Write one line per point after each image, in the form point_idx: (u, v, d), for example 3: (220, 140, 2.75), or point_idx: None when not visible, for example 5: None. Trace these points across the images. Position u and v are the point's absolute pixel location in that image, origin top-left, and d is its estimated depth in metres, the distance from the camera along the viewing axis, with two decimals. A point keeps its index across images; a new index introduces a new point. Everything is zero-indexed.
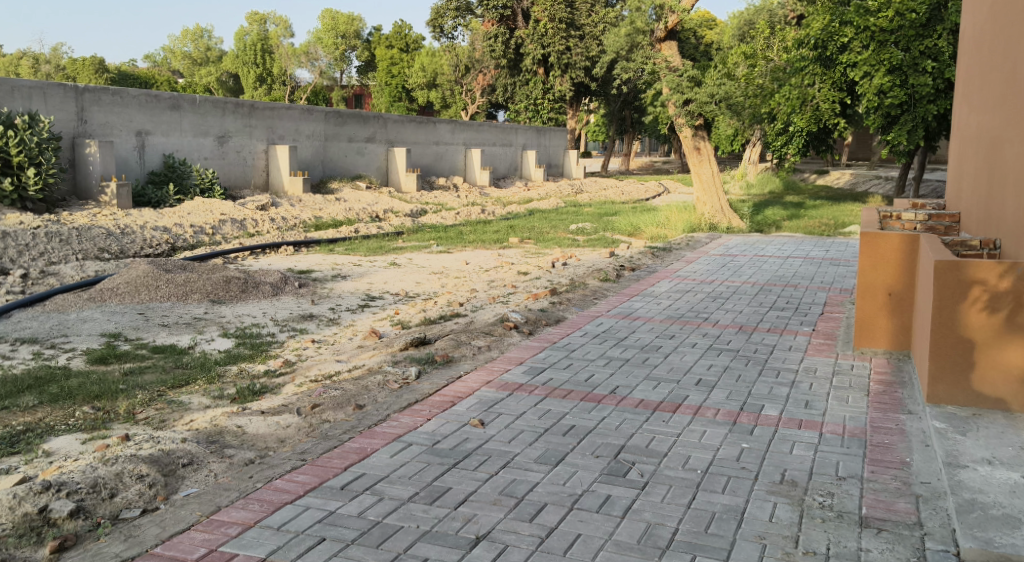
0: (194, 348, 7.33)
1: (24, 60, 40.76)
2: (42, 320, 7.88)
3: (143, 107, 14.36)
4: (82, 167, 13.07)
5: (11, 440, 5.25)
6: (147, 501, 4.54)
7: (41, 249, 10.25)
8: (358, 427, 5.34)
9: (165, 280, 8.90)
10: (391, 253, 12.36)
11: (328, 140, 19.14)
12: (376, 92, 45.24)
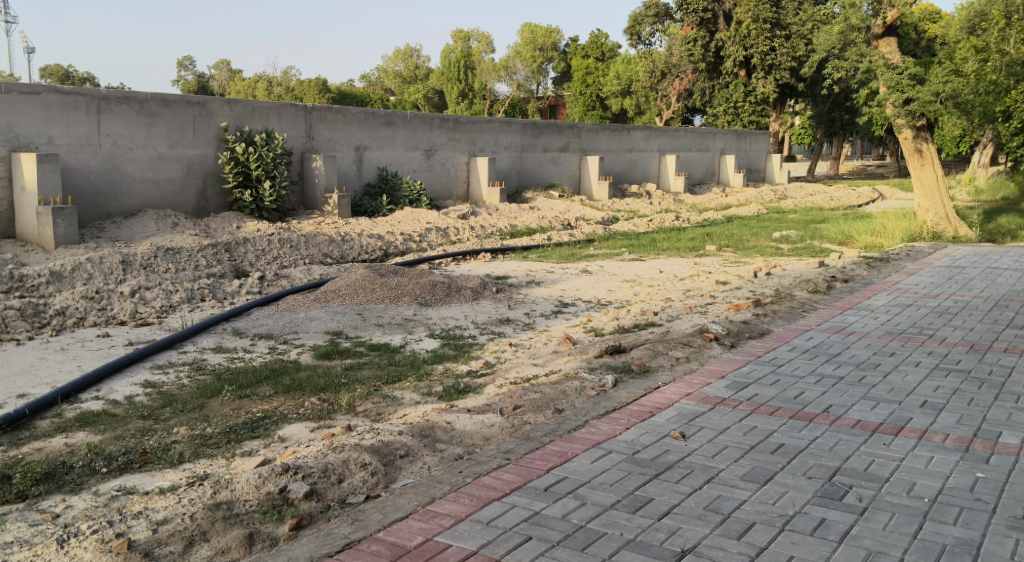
0: (404, 347, 7.75)
1: (258, 83, 44.54)
2: (276, 318, 8.60)
3: (362, 123, 15.31)
4: (309, 180, 14.11)
5: (252, 426, 5.78)
6: (370, 488, 4.85)
7: (275, 254, 11.20)
8: (559, 431, 5.44)
9: (380, 284, 9.47)
10: (583, 260, 12.46)
11: (525, 150, 19.55)
12: (572, 102, 45.67)
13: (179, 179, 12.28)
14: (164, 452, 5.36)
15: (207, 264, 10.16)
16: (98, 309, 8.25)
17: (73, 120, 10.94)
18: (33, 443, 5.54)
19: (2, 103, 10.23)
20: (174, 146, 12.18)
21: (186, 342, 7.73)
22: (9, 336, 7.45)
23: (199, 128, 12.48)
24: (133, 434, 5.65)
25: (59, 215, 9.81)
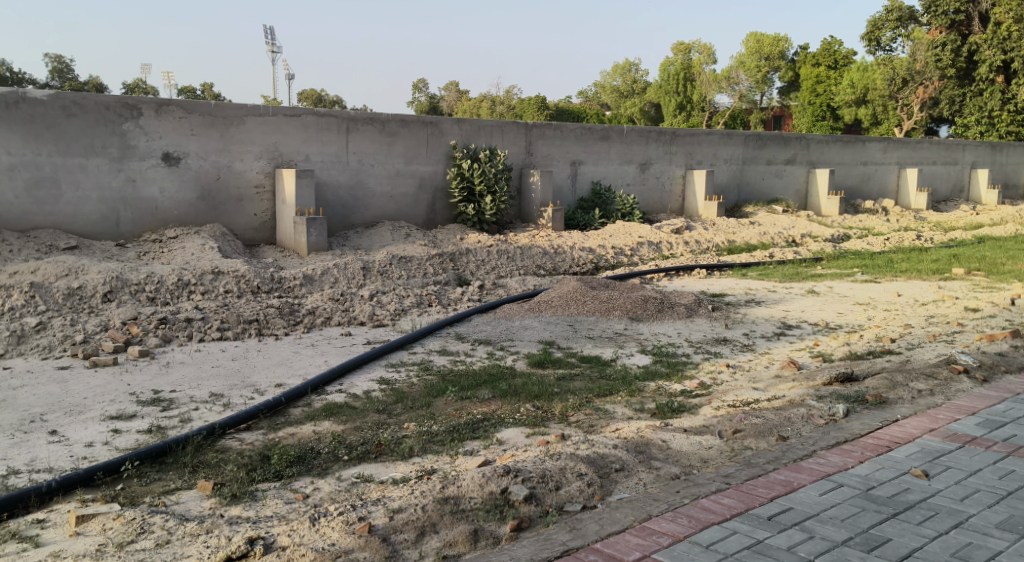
0: (616, 361, 7.75)
1: (482, 103, 46.23)
2: (495, 325, 8.90)
3: (579, 139, 15.49)
4: (526, 195, 14.43)
5: (473, 427, 6.01)
6: (586, 498, 4.89)
7: (494, 265, 11.55)
8: (783, 459, 5.23)
9: (592, 296, 9.53)
10: (809, 280, 11.92)
11: (747, 163, 18.97)
12: (799, 113, 43.73)
13: (414, 193, 12.97)
14: (396, 445, 5.70)
15: (434, 272, 10.68)
16: (342, 310, 8.88)
17: (328, 139, 11.82)
18: (287, 428, 6.08)
19: (270, 124, 11.25)
20: (411, 163, 12.84)
21: (415, 344, 8.17)
22: (269, 332, 8.20)
23: (432, 147, 13.06)
24: (369, 426, 6.06)
25: (312, 224, 10.73)
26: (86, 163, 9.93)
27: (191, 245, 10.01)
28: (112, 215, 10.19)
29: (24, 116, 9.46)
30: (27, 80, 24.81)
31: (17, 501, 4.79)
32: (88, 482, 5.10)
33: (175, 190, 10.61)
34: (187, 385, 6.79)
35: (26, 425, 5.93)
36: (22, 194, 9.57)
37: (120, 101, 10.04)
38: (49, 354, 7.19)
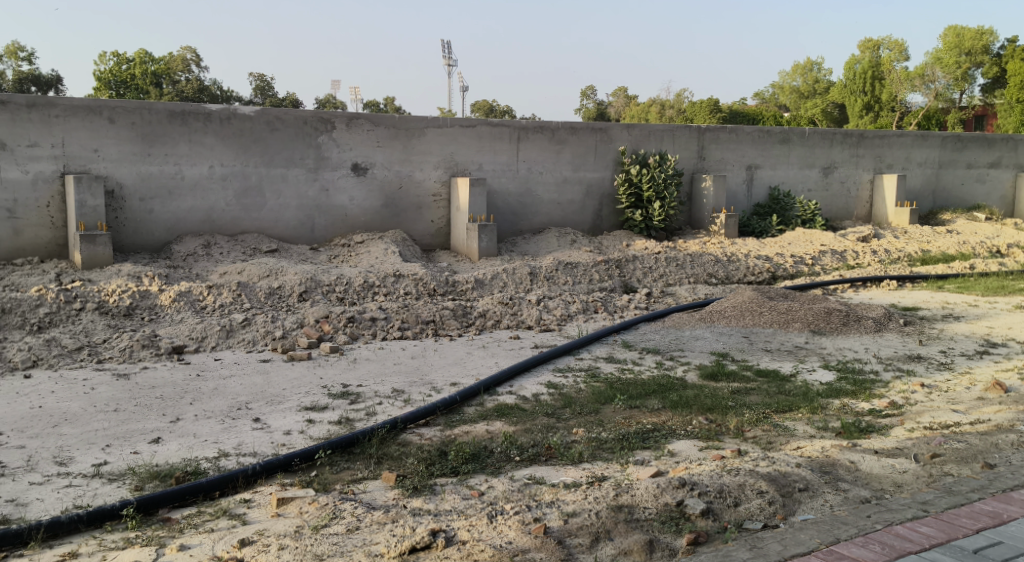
0: (796, 376, 7.45)
1: (653, 107, 45.69)
2: (665, 334, 8.79)
3: (756, 142, 14.98)
4: (698, 200, 14.15)
5: (643, 436, 5.95)
6: (767, 517, 4.73)
7: (662, 272, 11.20)
8: (989, 489, 4.87)
9: (769, 307, 9.22)
10: (1015, 295, 11.01)
11: (943, 167, 17.71)
12: (1003, 112, 40.42)
13: (580, 200, 12.77)
14: (566, 450, 5.75)
15: (602, 279, 10.64)
16: (512, 313, 9.00)
17: (500, 148, 11.99)
18: (463, 426, 6.26)
19: (448, 135, 11.57)
20: (579, 170, 12.67)
21: (583, 350, 8.17)
22: (444, 332, 8.48)
23: (600, 153, 12.78)
24: (540, 429, 6.13)
25: (484, 231, 10.99)
26: (286, 173, 10.62)
27: (376, 250, 10.51)
28: (307, 221, 10.84)
29: (235, 131, 10.25)
30: (234, 97, 26.83)
31: (229, 482, 5.19)
32: (287, 467, 5.46)
33: (363, 198, 11.15)
34: (372, 380, 7.13)
35: (233, 411, 6.42)
36: (231, 200, 10.36)
37: (316, 115, 10.67)
38: (253, 348, 7.75)
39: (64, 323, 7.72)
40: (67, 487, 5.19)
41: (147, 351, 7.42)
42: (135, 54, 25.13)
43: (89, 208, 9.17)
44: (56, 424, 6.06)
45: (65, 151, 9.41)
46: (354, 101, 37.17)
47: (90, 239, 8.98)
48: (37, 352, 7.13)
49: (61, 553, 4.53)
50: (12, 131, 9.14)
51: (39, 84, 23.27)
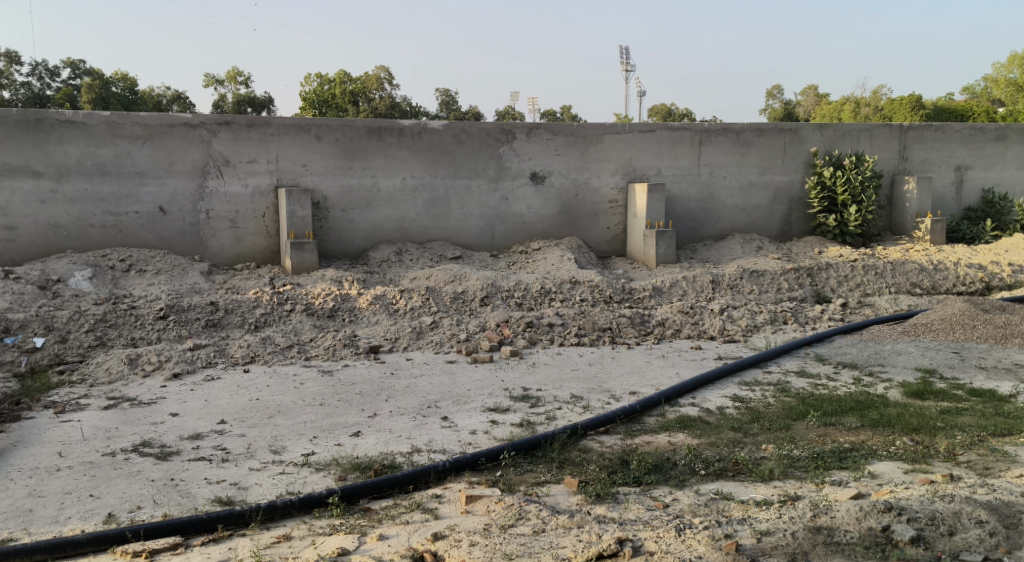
0: (1016, 397, 6.81)
1: (844, 104, 43.39)
2: (862, 348, 8.30)
3: (966, 140, 13.68)
4: (899, 205, 13.21)
5: (840, 455, 5.62)
6: (988, 549, 4.37)
7: (859, 281, 10.57)
8: None
9: (983, 321, 8.53)
10: None
11: None
12: None
13: (767, 205, 12.24)
14: (755, 466, 5.51)
15: (790, 288, 10.20)
16: (693, 323, 8.78)
17: (680, 153, 11.72)
18: (643, 436, 6.15)
19: (626, 141, 11.47)
20: (766, 173, 12.13)
21: (770, 363, 7.85)
22: (622, 340, 8.39)
23: (789, 155, 12.17)
24: (725, 443, 5.93)
25: (662, 237, 10.81)
26: (470, 183, 10.88)
27: (553, 256, 10.56)
28: (489, 229, 11.06)
29: (424, 144, 10.61)
30: (422, 113, 27.78)
31: (421, 477, 5.37)
32: (474, 466, 5.57)
33: (542, 206, 11.24)
34: (551, 385, 7.15)
35: (424, 409, 6.63)
36: (421, 210, 10.73)
37: (498, 126, 10.87)
38: (439, 349, 7.98)
39: (278, 323, 8.22)
40: (280, 474, 5.54)
41: (347, 350, 7.81)
42: (335, 75, 26.40)
43: (299, 219, 9.74)
44: (271, 416, 6.47)
45: (278, 166, 10.06)
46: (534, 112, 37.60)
47: (299, 247, 9.55)
48: (253, 349, 7.65)
49: (277, 535, 4.82)
50: (234, 148, 9.85)
51: (253, 106, 24.96)
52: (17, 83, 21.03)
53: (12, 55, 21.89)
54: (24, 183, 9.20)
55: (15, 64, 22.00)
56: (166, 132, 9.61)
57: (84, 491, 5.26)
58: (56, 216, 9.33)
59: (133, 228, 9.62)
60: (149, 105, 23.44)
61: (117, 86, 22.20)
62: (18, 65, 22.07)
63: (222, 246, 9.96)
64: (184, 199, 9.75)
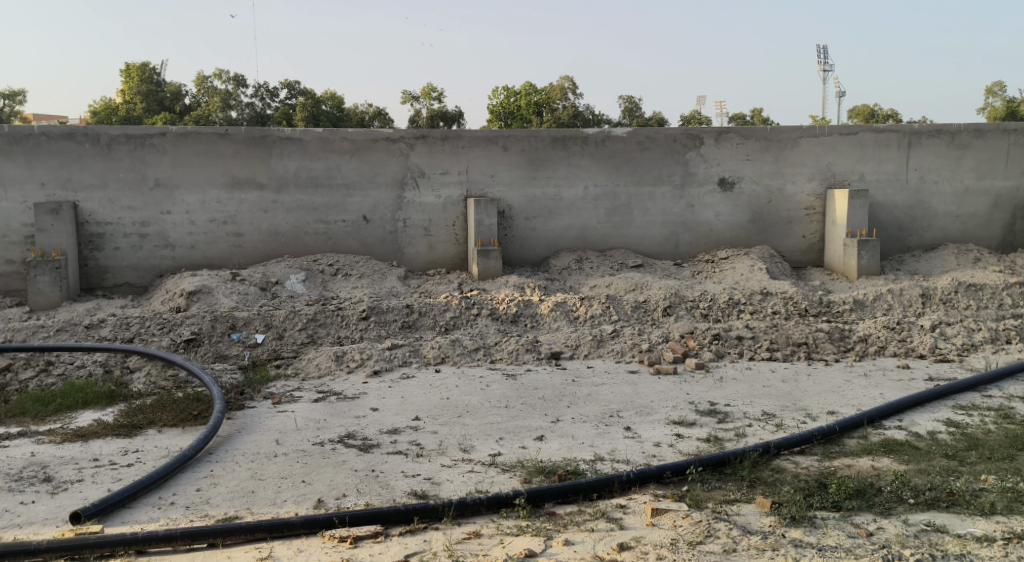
0: None
1: None
2: None
3: None
4: None
5: None
6: None
7: None
8: None
9: None
10: None
11: None
12: None
13: (986, 212, 11.21)
14: (974, 498, 5.03)
15: (1014, 304, 9.29)
16: (899, 339, 8.18)
17: (885, 156, 10.97)
18: (843, 459, 5.75)
19: (824, 145, 10.88)
20: (984, 178, 11.13)
21: (991, 386, 7.15)
22: (819, 356, 7.93)
23: (1014, 157, 11.12)
24: (939, 471, 5.45)
25: (864, 247, 10.19)
26: (655, 191, 10.68)
27: (742, 266, 10.17)
28: (674, 237, 10.80)
29: (609, 152, 10.53)
30: (606, 121, 27.70)
31: (605, 485, 5.26)
32: (658, 479, 5.40)
33: (730, 213, 10.86)
34: (741, 401, 6.85)
35: (607, 418, 6.54)
36: (603, 218, 10.64)
37: (685, 132, 10.62)
38: (621, 359, 7.85)
39: (465, 326, 8.39)
40: (469, 472, 5.66)
41: (531, 355, 7.84)
42: (523, 87, 26.86)
43: (486, 226, 9.90)
44: (460, 415, 6.62)
45: (468, 177, 10.28)
46: (724, 116, 36.61)
47: (485, 254, 9.73)
48: (444, 350, 7.86)
49: (468, 531, 4.87)
50: (430, 161, 10.18)
51: (445, 121, 25.81)
52: (241, 104, 22.81)
53: (238, 78, 23.78)
54: (249, 194, 9.85)
55: (241, 86, 23.88)
56: (370, 146, 10.04)
57: (297, 477, 5.54)
58: (276, 224, 9.95)
59: (340, 236, 10.11)
60: (354, 122, 24.66)
61: (327, 105, 23.61)
62: (243, 87, 23.94)
63: (417, 253, 10.28)
64: (385, 209, 10.15)
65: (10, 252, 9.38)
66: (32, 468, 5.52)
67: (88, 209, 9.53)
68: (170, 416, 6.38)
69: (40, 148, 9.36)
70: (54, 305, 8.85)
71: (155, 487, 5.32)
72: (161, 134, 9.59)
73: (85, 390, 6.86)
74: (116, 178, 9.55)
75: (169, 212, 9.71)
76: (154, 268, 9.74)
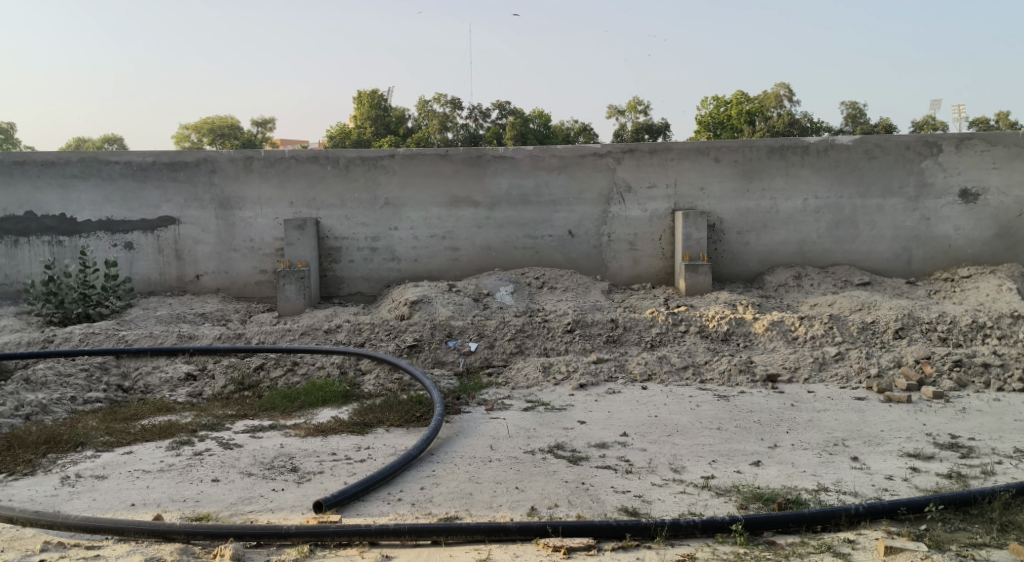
0: None
1: None
2: None
3: None
4: None
5: None
6: None
7: None
8: None
9: None
10: None
11: None
12: None
13: None
14: None
15: None
16: None
17: None
18: None
19: None
20: None
21: None
22: None
23: None
24: None
25: None
26: (884, 203, 9.98)
27: (987, 285, 9.28)
28: (904, 253, 10.03)
29: (832, 162, 9.96)
30: (827, 129, 26.43)
31: (831, 517, 4.90)
32: (892, 515, 4.96)
33: (971, 227, 9.95)
34: (987, 435, 6.20)
35: (830, 446, 6.12)
36: (824, 232, 10.06)
37: (921, 139, 9.87)
38: (846, 385, 7.34)
39: (672, 343, 8.15)
40: (681, 493, 5.45)
41: (744, 376, 7.50)
42: (733, 96, 26.13)
43: (695, 241, 9.64)
44: (670, 434, 6.42)
45: (677, 190, 10.06)
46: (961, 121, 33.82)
47: (694, 269, 9.47)
48: (652, 367, 7.68)
49: (682, 554, 4.69)
50: (637, 174, 10.05)
51: (652, 133, 25.61)
52: (458, 126, 23.74)
53: (455, 101, 24.79)
54: (465, 212, 10.15)
55: (458, 108, 24.86)
56: (578, 161, 10.06)
57: (511, 484, 5.56)
58: (488, 239, 10.17)
59: (548, 250, 10.17)
60: (562, 138, 24.95)
61: (536, 122, 24.18)
62: (459, 109, 24.94)
63: (622, 267, 10.16)
64: (590, 223, 10.11)
65: (263, 262, 10.17)
66: (282, 458, 5.87)
67: (328, 225, 10.16)
68: (397, 416, 6.63)
69: (289, 171, 10.10)
70: (299, 311, 9.46)
71: (385, 483, 5.51)
72: (391, 156, 10.08)
73: (325, 388, 7.26)
74: (353, 197, 10.13)
75: (396, 228, 10.16)
76: (381, 279, 10.22)
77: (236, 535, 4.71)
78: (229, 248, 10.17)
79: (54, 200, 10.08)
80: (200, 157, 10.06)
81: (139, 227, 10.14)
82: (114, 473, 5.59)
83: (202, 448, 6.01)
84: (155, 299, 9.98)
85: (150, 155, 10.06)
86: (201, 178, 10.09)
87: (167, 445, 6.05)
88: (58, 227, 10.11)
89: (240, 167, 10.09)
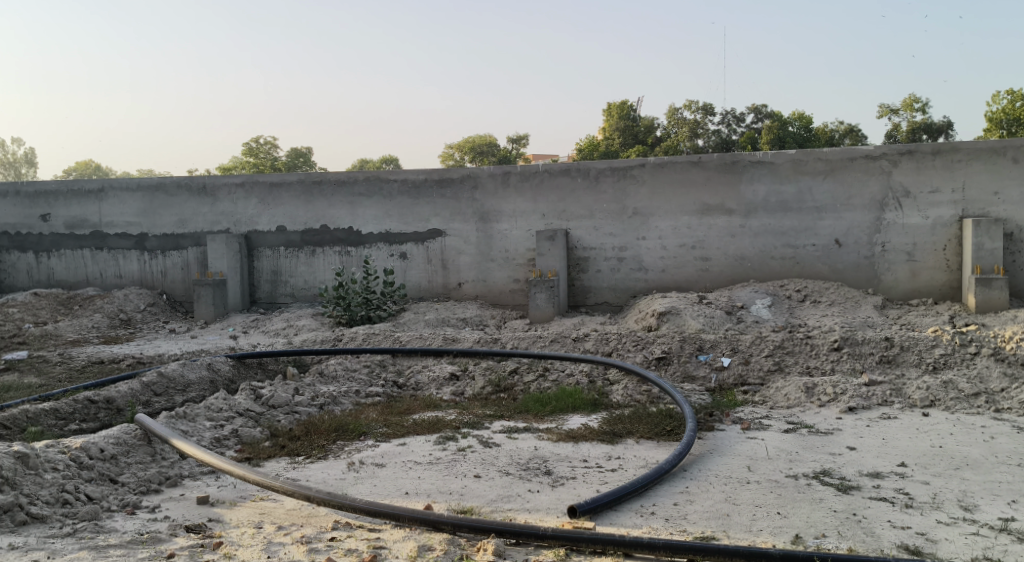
0: None
1: None
2: None
3: None
4: None
5: None
6: None
7: None
8: None
9: None
10: None
11: None
12: None
13: None
14: None
15: None
16: None
17: None
18: None
19: None
20: None
21: None
22: None
23: None
24: None
25: None
26: None
27: None
28: None
29: None
30: None
31: None
32: None
33: None
34: None
35: None
36: None
37: None
38: None
39: (959, 366, 7.31)
40: (974, 535, 4.81)
41: None
42: None
43: (987, 252, 8.67)
44: (958, 467, 5.72)
45: (965, 195, 9.08)
46: None
47: (986, 283, 8.49)
48: (934, 393, 6.92)
49: None
50: (917, 178, 9.18)
51: (929, 134, 23.59)
52: (710, 133, 23.14)
53: (707, 107, 24.18)
54: (718, 220, 9.76)
55: (710, 114, 24.25)
56: (848, 165, 9.36)
57: (772, 508, 5.17)
58: (742, 249, 9.71)
59: (810, 261, 9.54)
60: (824, 142, 23.60)
61: (794, 126, 23.13)
62: (711, 115, 24.32)
63: (897, 280, 9.31)
64: (861, 232, 9.37)
65: (518, 272, 10.39)
66: (536, 460, 5.86)
67: (578, 235, 10.17)
68: (646, 428, 6.43)
69: (544, 184, 10.23)
70: (549, 319, 9.53)
71: (636, 495, 5.32)
72: (642, 165, 9.91)
73: (574, 395, 7.20)
74: (603, 206, 10.07)
75: (645, 237, 9.98)
76: (629, 289, 10.07)
77: (497, 531, 4.71)
78: (487, 258, 10.47)
79: (344, 215, 10.86)
80: (465, 173, 10.44)
81: (412, 239, 10.67)
82: (390, 463, 5.83)
83: (465, 445, 6.15)
84: (424, 304, 10.41)
85: (423, 173, 10.61)
86: (465, 193, 10.47)
87: (435, 440, 6.24)
88: (347, 239, 10.88)
89: (499, 182, 10.36)
